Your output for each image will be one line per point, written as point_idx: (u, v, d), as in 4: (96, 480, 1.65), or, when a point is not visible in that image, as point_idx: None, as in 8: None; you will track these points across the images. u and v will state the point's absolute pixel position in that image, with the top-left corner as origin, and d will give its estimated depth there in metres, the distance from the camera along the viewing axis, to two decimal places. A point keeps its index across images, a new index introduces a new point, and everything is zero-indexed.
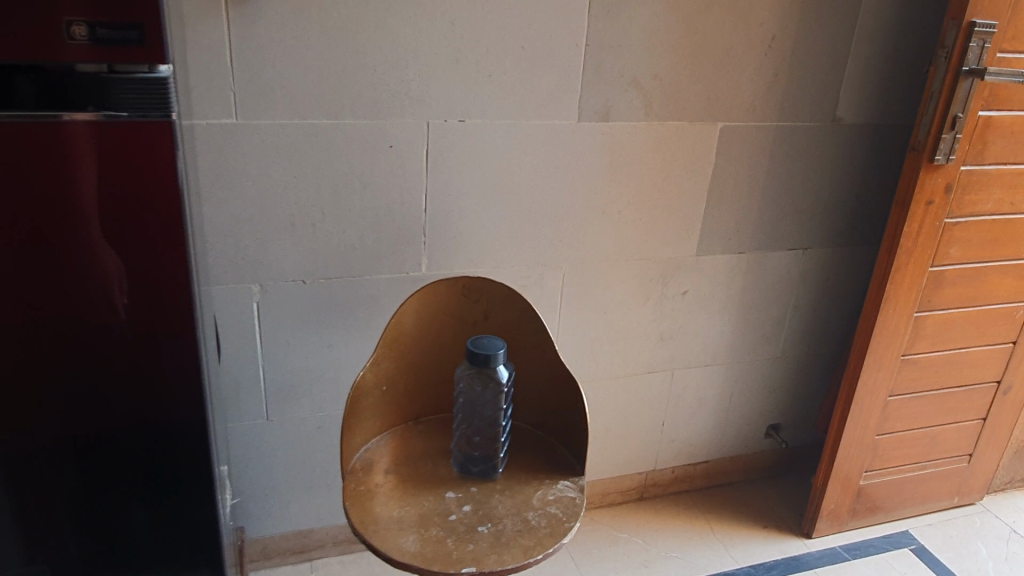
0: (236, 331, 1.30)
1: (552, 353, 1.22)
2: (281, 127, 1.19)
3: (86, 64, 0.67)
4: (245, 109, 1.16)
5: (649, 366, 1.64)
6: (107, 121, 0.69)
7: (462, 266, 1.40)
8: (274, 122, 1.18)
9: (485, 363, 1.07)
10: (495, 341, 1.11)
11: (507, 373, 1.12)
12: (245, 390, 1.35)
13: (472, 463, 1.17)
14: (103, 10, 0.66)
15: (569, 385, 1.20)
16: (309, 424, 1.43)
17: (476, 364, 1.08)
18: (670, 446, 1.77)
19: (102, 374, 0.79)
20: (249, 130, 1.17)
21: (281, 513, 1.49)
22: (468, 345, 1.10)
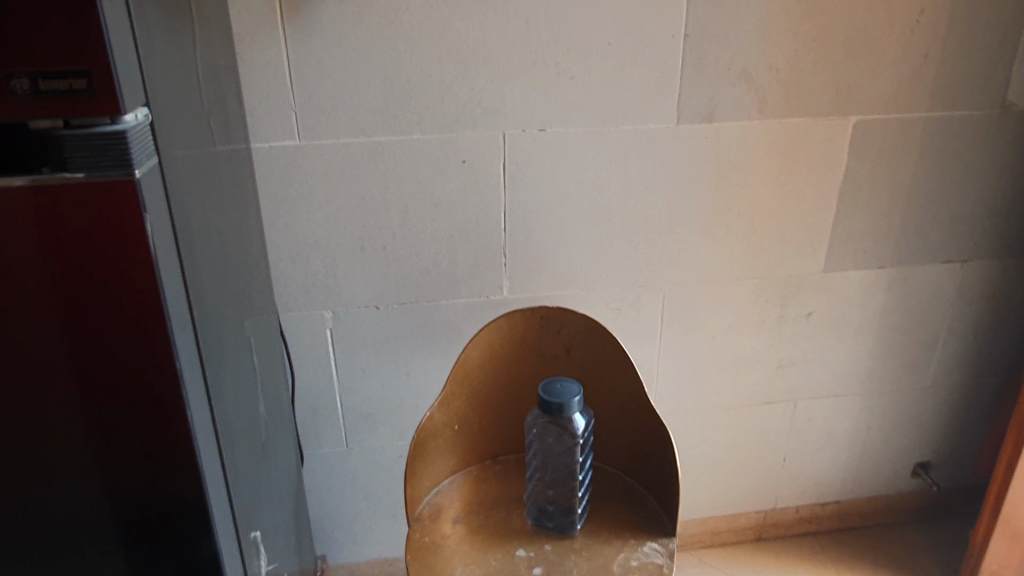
0: (310, 357, 1.25)
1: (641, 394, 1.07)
2: (346, 147, 1.11)
3: (37, 118, 0.52)
4: (307, 129, 1.09)
5: (767, 396, 1.44)
6: (63, 184, 0.53)
7: (547, 289, 1.27)
8: (338, 141, 1.11)
9: (558, 411, 0.95)
10: (571, 385, 0.98)
11: (584, 422, 0.99)
12: (322, 418, 1.31)
13: (548, 517, 1.05)
14: (48, 51, 0.51)
15: (659, 432, 1.05)
16: (389, 453, 1.36)
17: (549, 413, 0.96)
18: (793, 484, 1.56)
19: (130, 470, 0.63)
20: (313, 152, 1.11)
21: (365, 541, 1.44)
22: (540, 390, 0.98)
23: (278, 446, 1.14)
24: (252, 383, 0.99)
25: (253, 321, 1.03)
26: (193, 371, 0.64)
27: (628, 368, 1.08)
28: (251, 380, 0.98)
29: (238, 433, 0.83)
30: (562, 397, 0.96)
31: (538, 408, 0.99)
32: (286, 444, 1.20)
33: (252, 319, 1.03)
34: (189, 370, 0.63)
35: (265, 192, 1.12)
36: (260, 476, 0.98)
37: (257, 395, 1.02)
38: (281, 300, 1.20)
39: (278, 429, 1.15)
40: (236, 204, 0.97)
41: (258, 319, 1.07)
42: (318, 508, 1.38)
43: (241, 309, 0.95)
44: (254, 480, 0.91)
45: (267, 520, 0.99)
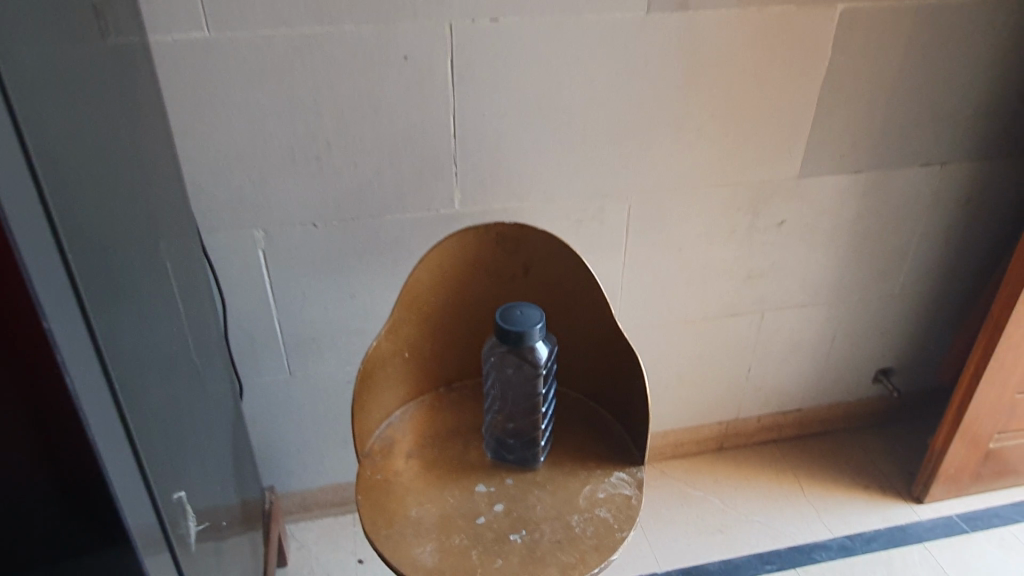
0: (242, 281, 1.13)
1: (606, 317, 0.99)
2: (266, 41, 0.96)
3: None
4: (217, 20, 0.93)
5: (734, 308, 1.38)
6: None
7: (503, 201, 1.16)
8: (256, 34, 0.95)
9: (517, 342, 0.87)
10: (533, 311, 0.89)
11: (547, 351, 0.90)
12: (261, 345, 1.20)
13: (508, 449, 0.99)
14: None
15: (626, 357, 0.98)
16: (337, 379, 1.27)
17: (508, 342, 0.87)
18: (756, 395, 1.53)
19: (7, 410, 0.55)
20: (228, 46, 0.95)
21: (316, 469, 1.37)
22: (497, 317, 0.89)
23: (207, 382, 1.04)
24: (167, 318, 0.87)
25: (164, 247, 0.90)
26: (65, 321, 0.53)
27: (593, 290, 0.99)
28: (165, 316, 0.86)
29: (149, 380, 0.73)
30: (521, 325, 0.87)
31: (495, 336, 0.90)
32: (219, 378, 1.10)
33: (163, 246, 0.90)
34: (58, 319, 0.52)
35: (173, 96, 0.97)
36: (183, 420, 0.88)
37: (175, 330, 0.91)
38: (203, 220, 1.07)
39: (206, 363, 1.04)
40: (128, 111, 0.82)
41: (171, 244, 0.94)
42: (262, 438, 1.30)
43: (145, 235, 0.82)
44: (174, 428, 0.81)
45: (195, 467, 0.90)
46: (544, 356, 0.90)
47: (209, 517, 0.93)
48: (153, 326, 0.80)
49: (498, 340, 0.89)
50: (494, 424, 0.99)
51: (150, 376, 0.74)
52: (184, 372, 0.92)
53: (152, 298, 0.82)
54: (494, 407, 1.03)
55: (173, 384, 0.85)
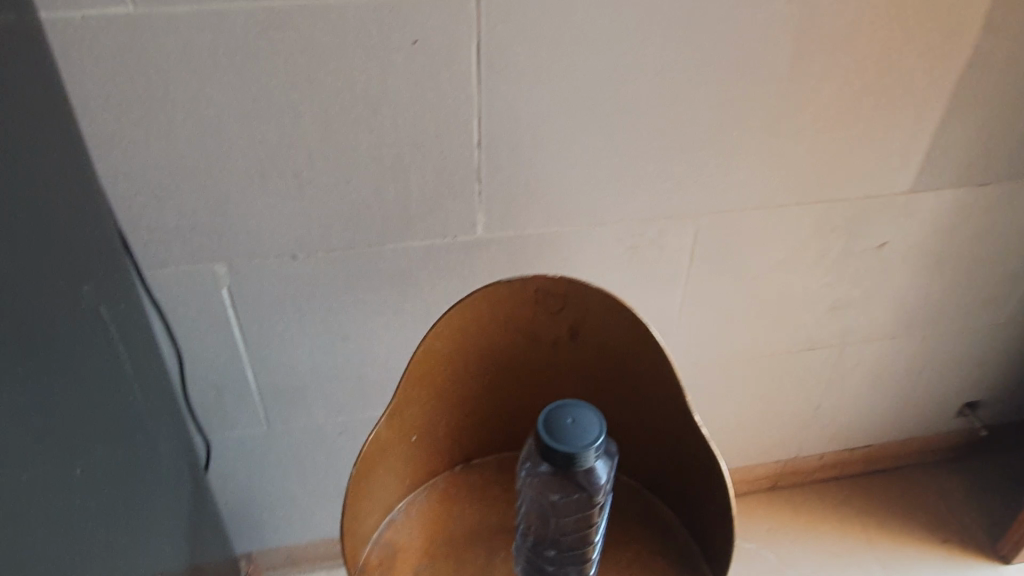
0: (202, 326, 0.88)
1: (678, 402, 0.75)
2: (218, 19, 0.68)
3: None
4: None
5: (809, 341, 1.14)
6: None
7: (539, 225, 0.89)
8: (203, 9, 0.67)
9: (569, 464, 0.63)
10: (588, 413, 0.66)
11: (606, 469, 0.67)
12: (230, 396, 0.96)
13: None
14: None
15: (703, 458, 0.74)
16: (327, 430, 1.03)
17: (556, 464, 0.64)
18: (822, 432, 1.30)
19: None
20: (163, 26, 0.67)
21: (302, 523, 1.15)
22: (540, 423, 0.65)
23: (155, 463, 0.80)
24: (85, 405, 0.64)
25: (80, 301, 0.66)
26: None
27: (660, 367, 0.75)
28: (81, 407, 0.63)
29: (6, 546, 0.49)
30: (577, 438, 0.64)
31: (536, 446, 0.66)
32: (173, 447, 0.87)
33: (80, 302, 0.65)
34: None
35: (90, 96, 0.70)
36: (101, 549, 0.64)
37: (101, 413, 0.67)
38: (144, 254, 0.81)
39: (152, 440, 0.80)
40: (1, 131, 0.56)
41: (92, 299, 0.69)
42: (236, 496, 1.07)
43: (46, 302, 0.58)
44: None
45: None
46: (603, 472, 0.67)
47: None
48: (49, 441, 0.56)
49: (541, 454, 0.65)
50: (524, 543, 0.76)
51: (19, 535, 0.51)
52: (113, 470, 0.69)
53: (56, 397, 0.58)
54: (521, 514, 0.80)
55: (85, 503, 0.62)
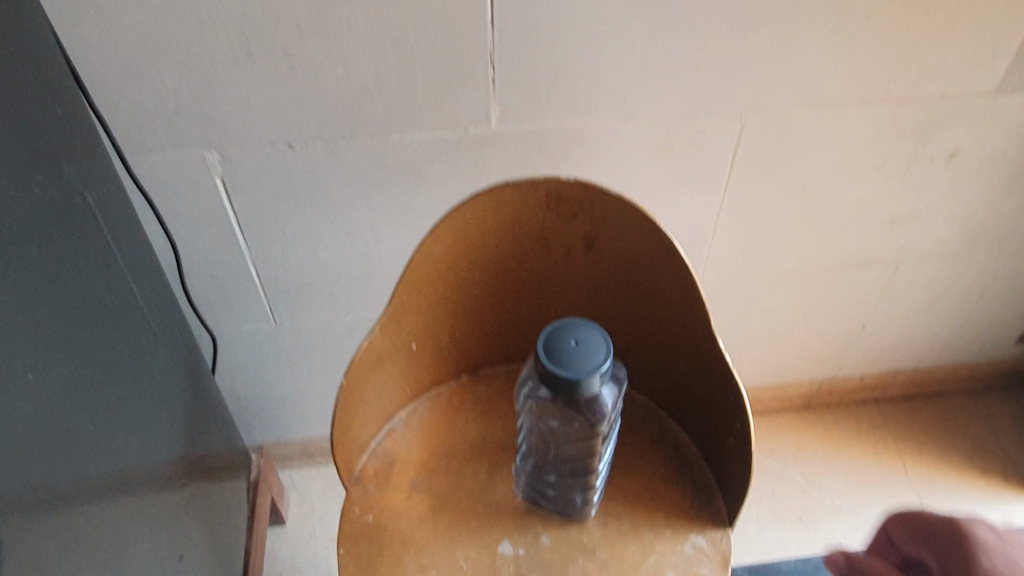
0: (197, 219, 0.83)
1: (701, 325, 0.67)
2: None
3: None
4: None
5: (860, 256, 1.04)
6: None
7: (561, 118, 0.80)
8: None
9: (571, 389, 0.58)
10: (593, 335, 0.60)
11: (613, 394, 0.61)
12: (234, 292, 0.92)
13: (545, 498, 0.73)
14: None
15: (726, 387, 0.67)
16: (336, 329, 1.00)
17: (557, 388, 0.58)
18: (865, 352, 1.22)
19: None
20: None
21: (317, 418, 1.14)
22: (540, 345, 0.60)
23: (145, 357, 0.76)
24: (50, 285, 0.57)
25: (38, 177, 0.58)
26: None
27: (681, 284, 0.67)
28: (44, 286, 0.56)
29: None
30: (580, 363, 0.58)
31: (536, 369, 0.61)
32: (165, 340, 0.83)
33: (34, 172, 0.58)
34: None
35: None
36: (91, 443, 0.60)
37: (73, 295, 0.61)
38: (127, 138, 0.75)
39: (142, 334, 0.76)
40: None
41: (66, 181, 0.63)
42: (248, 389, 1.06)
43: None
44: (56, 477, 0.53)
45: (112, 496, 0.64)
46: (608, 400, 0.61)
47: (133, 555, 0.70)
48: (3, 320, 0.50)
49: (541, 379, 0.60)
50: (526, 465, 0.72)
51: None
52: (95, 360, 0.63)
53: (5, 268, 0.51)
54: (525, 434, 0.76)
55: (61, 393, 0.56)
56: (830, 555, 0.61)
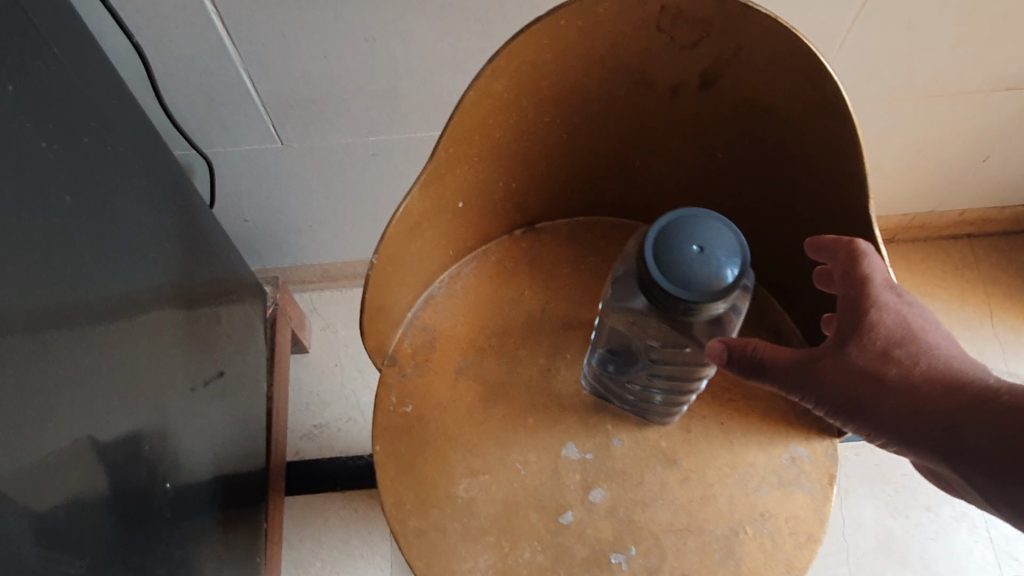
0: (165, 15, 0.61)
1: (850, 213, 0.50)
2: None
3: None
4: None
5: (1017, 77, 0.81)
6: None
7: None
8: None
9: (682, 313, 0.43)
10: (725, 234, 0.43)
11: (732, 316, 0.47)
12: (225, 107, 0.73)
13: (624, 394, 0.62)
14: None
15: None
16: (356, 151, 0.81)
17: (662, 305, 0.43)
18: (978, 185, 1.03)
19: None
20: None
21: (338, 242, 1.00)
22: (646, 245, 0.43)
23: (114, 211, 0.59)
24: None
25: None
26: None
27: (835, 153, 0.48)
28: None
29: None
30: (705, 281, 0.42)
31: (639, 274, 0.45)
32: (140, 181, 0.65)
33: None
34: None
35: None
36: (26, 355, 0.45)
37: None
38: None
39: (107, 178, 0.59)
40: None
41: None
42: (257, 214, 0.91)
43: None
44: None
45: (74, 403, 0.50)
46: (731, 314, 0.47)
47: (133, 445, 0.59)
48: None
49: (645, 291, 0.44)
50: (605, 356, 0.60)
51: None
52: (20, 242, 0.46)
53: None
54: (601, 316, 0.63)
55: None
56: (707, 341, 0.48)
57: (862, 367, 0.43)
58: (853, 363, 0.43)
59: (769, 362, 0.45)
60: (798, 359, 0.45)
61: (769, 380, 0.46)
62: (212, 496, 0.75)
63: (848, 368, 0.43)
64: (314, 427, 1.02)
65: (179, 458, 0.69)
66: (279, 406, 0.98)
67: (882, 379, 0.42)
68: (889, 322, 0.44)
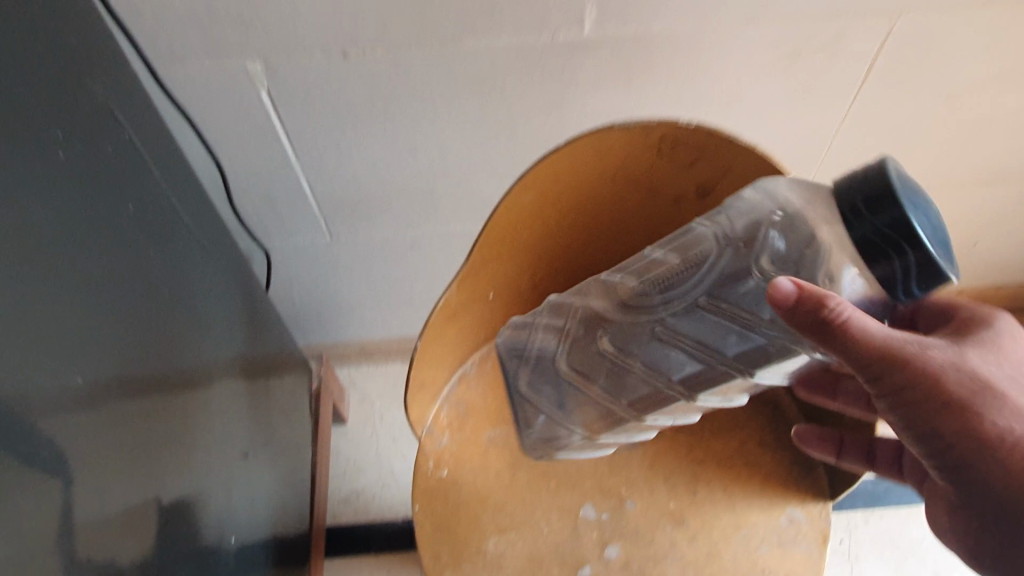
0: (244, 134, 0.73)
1: None
2: None
3: None
4: None
5: (990, 176, 0.90)
6: None
7: (672, 22, 0.65)
8: None
9: (875, 258, 0.40)
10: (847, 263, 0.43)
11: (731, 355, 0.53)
12: (287, 207, 0.84)
13: (523, 407, 0.66)
14: None
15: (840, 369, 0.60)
16: (396, 242, 0.92)
17: (862, 239, 0.40)
18: (968, 268, 1.10)
19: None
20: None
21: (376, 321, 1.10)
22: (896, 181, 0.39)
23: (200, 298, 0.69)
24: None
25: (64, 117, 0.48)
26: None
27: None
28: None
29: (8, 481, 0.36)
30: (942, 251, 0.39)
31: (849, 192, 0.41)
32: (219, 272, 0.75)
33: (54, 121, 0.47)
34: None
35: None
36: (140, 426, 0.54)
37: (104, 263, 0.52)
38: (154, 45, 0.63)
39: (198, 273, 0.69)
40: None
41: (95, 100, 0.53)
42: (306, 296, 1.01)
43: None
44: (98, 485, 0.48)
45: (175, 460, 0.60)
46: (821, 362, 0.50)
47: (212, 505, 0.67)
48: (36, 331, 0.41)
49: (849, 210, 0.41)
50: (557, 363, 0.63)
51: (36, 464, 0.38)
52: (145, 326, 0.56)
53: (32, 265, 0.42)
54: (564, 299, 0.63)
55: (116, 389, 0.50)
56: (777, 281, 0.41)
57: (980, 385, 0.42)
58: (973, 378, 0.42)
59: (864, 336, 0.40)
60: (890, 345, 0.41)
61: (848, 353, 0.40)
62: (266, 557, 0.82)
63: (934, 374, 0.42)
64: (350, 493, 1.09)
65: (242, 519, 0.75)
66: (321, 473, 1.06)
67: (995, 402, 0.42)
68: (1004, 355, 0.44)
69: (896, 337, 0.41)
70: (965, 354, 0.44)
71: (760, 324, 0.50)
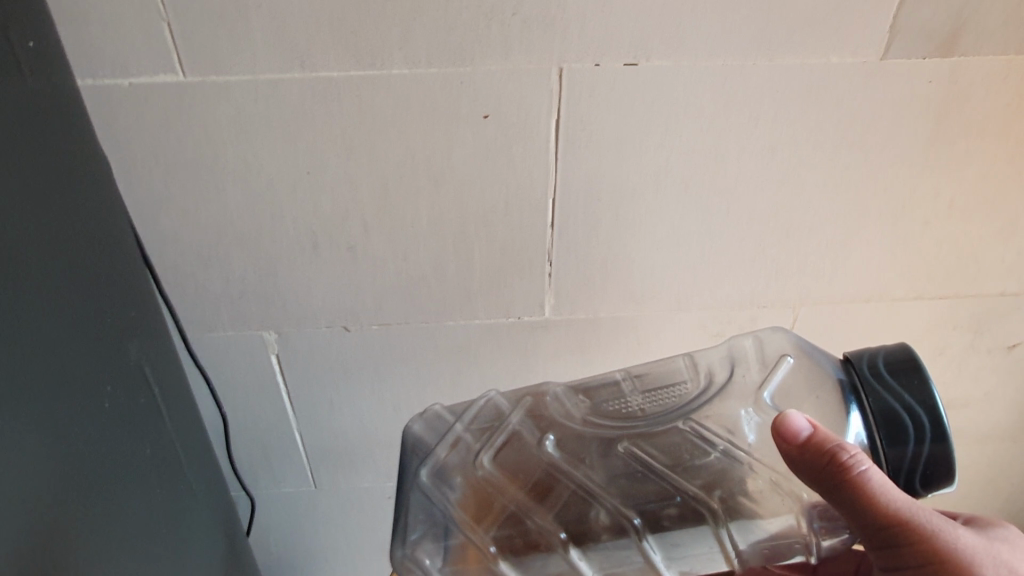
0: (250, 389, 0.84)
1: None
2: (275, 102, 0.63)
3: None
4: (202, 67, 0.61)
5: None
6: None
7: (615, 307, 0.80)
8: (254, 93, 0.62)
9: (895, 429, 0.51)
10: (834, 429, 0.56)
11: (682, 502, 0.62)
12: (276, 456, 0.92)
13: (414, 510, 0.64)
14: None
15: None
16: (374, 492, 0.98)
17: (888, 405, 0.52)
18: None
19: None
20: (220, 112, 0.63)
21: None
22: (926, 373, 0.52)
23: (191, 541, 0.74)
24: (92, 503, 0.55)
25: (109, 373, 0.59)
26: None
27: None
28: (81, 512, 0.54)
29: None
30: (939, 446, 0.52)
31: (881, 369, 0.54)
32: (211, 517, 0.81)
33: (104, 377, 0.58)
34: None
35: (139, 160, 0.65)
36: None
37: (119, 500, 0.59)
38: (190, 318, 0.76)
39: (192, 517, 0.75)
40: (54, 233, 0.52)
41: (135, 359, 0.64)
42: (284, 544, 1.05)
43: (48, 379, 0.50)
44: None
45: None
46: (791, 512, 0.60)
47: None
48: (15, 548, 0.47)
49: (882, 381, 0.53)
50: (477, 464, 0.66)
51: None
52: (134, 566, 0.61)
53: (40, 491, 0.49)
54: (487, 418, 0.72)
55: None
56: (791, 417, 0.52)
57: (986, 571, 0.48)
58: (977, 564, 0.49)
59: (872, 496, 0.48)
60: (909, 512, 0.48)
61: (860, 507, 0.49)
62: None
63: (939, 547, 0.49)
64: None
65: None
66: None
67: None
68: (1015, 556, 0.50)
69: (918, 508, 0.49)
70: (987, 547, 0.50)
71: (715, 443, 0.63)
